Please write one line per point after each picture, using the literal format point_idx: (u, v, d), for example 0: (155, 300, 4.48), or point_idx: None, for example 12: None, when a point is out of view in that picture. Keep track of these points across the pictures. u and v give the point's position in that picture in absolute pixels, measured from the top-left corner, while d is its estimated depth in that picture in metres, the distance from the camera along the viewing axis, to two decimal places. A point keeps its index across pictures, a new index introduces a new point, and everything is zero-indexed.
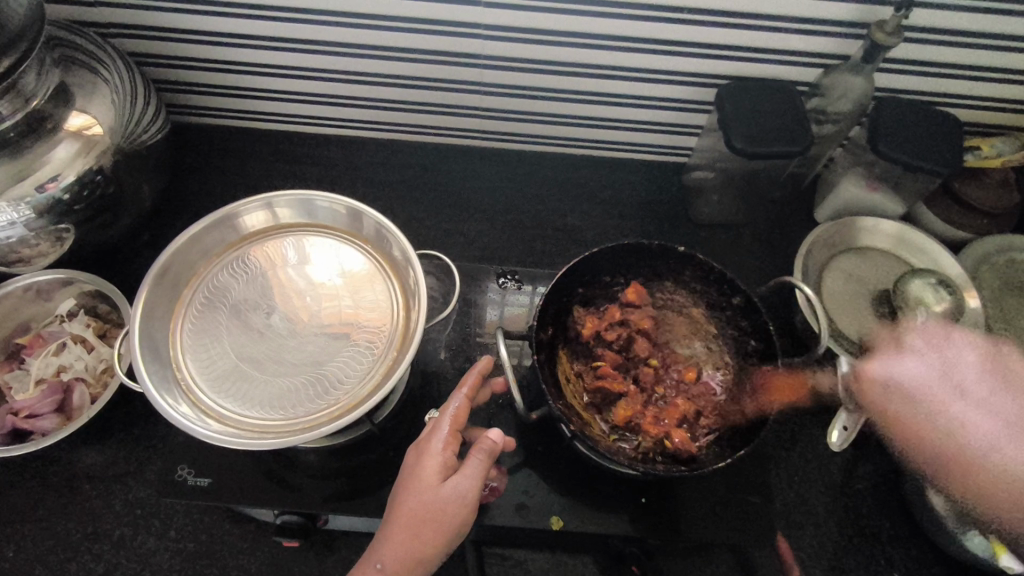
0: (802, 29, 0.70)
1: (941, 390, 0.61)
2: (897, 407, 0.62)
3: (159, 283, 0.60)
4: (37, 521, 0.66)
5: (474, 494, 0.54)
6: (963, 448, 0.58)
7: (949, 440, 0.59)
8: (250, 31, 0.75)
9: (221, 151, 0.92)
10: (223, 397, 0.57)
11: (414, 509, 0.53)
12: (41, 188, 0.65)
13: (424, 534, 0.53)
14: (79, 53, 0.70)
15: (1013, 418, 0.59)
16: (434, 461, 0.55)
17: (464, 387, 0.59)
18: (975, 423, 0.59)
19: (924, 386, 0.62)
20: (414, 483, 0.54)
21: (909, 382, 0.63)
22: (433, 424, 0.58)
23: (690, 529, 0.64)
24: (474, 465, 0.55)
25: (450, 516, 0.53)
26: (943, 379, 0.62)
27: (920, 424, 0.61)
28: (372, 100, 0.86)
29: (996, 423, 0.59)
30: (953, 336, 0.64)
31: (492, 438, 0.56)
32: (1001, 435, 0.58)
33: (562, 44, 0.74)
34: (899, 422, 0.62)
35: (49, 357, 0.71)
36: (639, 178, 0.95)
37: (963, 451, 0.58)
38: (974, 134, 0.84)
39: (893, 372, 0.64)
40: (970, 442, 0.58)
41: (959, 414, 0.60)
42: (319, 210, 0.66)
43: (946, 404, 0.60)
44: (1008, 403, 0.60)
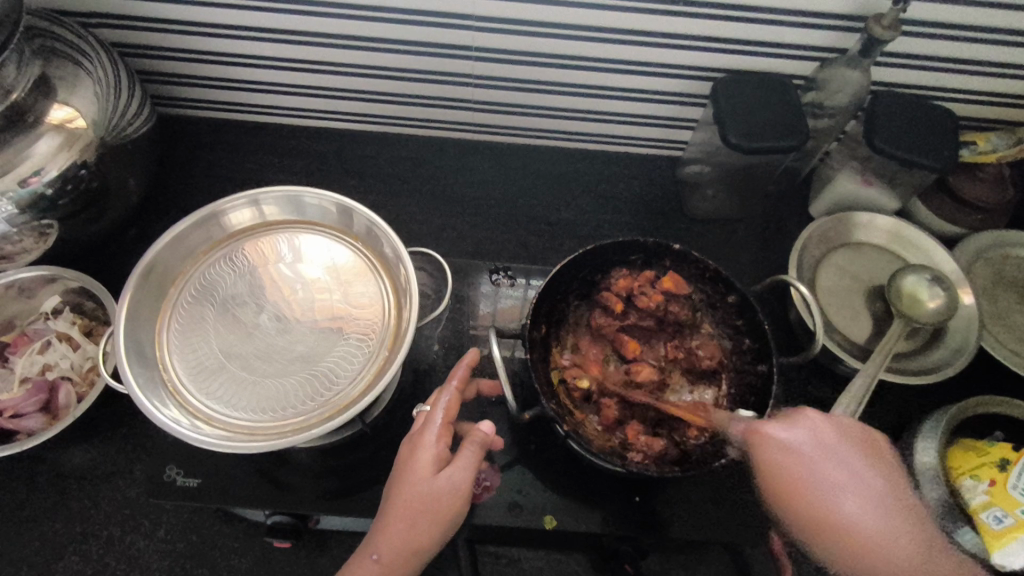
0: (798, 22, 0.69)
1: (841, 478, 0.48)
2: (779, 462, 0.49)
3: (143, 283, 0.59)
4: (23, 521, 0.65)
5: (468, 486, 0.54)
6: (850, 529, 0.46)
7: (835, 515, 0.47)
8: (235, 21, 0.73)
9: (209, 143, 0.91)
10: (212, 398, 0.56)
11: (409, 499, 0.53)
12: (24, 183, 0.63)
13: (420, 524, 0.52)
14: (59, 44, 0.68)
15: (854, 489, 0.48)
16: (428, 452, 0.55)
17: (453, 380, 0.61)
18: (863, 510, 0.47)
19: (822, 447, 0.50)
20: (408, 474, 0.54)
21: (795, 442, 0.50)
22: (425, 417, 0.58)
23: (683, 527, 0.64)
24: (467, 457, 0.55)
25: (445, 506, 0.53)
26: (830, 451, 0.50)
27: (809, 488, 0.48)
28: (363, 92, 0.84)
29: (853, 501, 0.47)
30: (809, 409, 0.53)
31: (483, 430, 0.57)
32: (892, 551, 0.45)
33: (556, 37, 0.72)
34: (801, 496, 0.48)
35: (33, 355, 0.70)
36: (633, 172, 0.94)
37: (859, 535, 0.46)
38: (970, 129, 0.84)
39: (788, 432, 0.51)
40: (863, 525, 0.46)
41: (838, 493, 0.47)
42: (308, 206, 0.65)
43: (812, 466, 0.48)
44: (835, 475, 0.48)
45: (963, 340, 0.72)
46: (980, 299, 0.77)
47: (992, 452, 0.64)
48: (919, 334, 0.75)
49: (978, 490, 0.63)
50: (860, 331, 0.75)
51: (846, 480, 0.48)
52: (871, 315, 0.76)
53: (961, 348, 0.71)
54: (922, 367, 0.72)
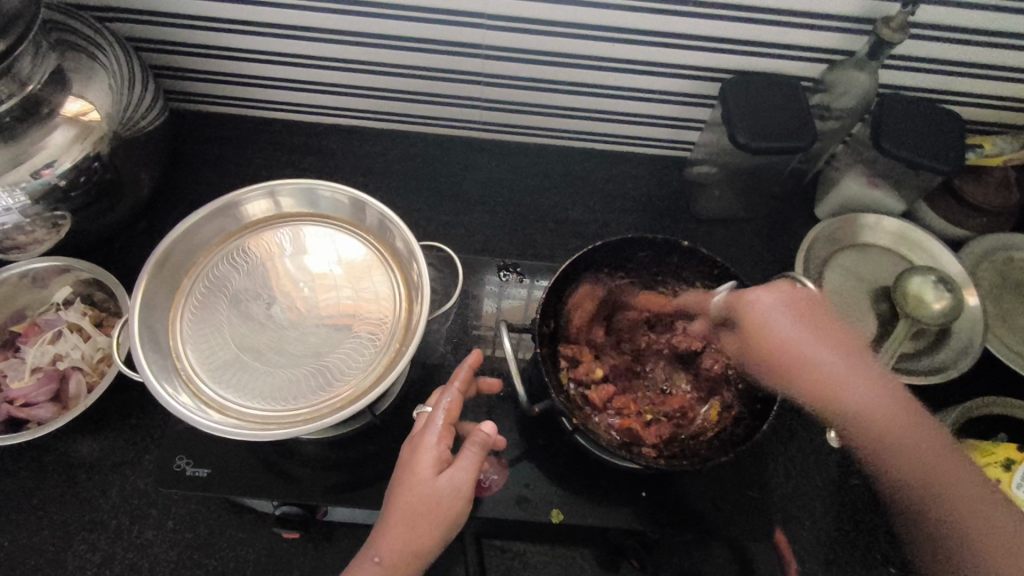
0: (807, 24, 0.70)
1: (813, 334, 0.54)
2: (768, 329, 0.56)
3: (158, 272, 0.60)
4: (33, 510, 0.65)
5: (469, 487, 0.54)
6: (826, 376, 0.53)
7: (823, 380, 0.53)
8: (247, 16, 0.74)
9: (219, 139, 0.91)
10: (225, 387, 0.57)
11: (409, 502, 0.53)
12: (36, 174, 0.64)
13: (421, 526, 0.52)
14: (76, 37, 0.69)
15: (813, 346, 0.54)
16: (429, 455, 0.55)
17: (455, 382, 0.59)
18: (835, 364, 0.53)
19: (806, 313, 0.56)
20: (409, 477, 0.54)
21: (782, 325, 0.55)
22: (428, 419, 0.58)
23: (689, 523, 0.64)
24: (468, 459, 0.55)
25: (446, 508, 0.53)
26: (804, 312, 0.56)
27: (803, 366, 0.54)
28: (371, 89, 0.85)
29: (833, 354, 0.54)
30: (750, 293, 0.58)
31: (485, 431, 0.56)
32: (875, 409, 0.52)
33: (565, 36, 0.73)
34: (790, 369, 0.54)
35: (45, 345, 0.70)
36: (640, 172, 0.94)
37: (827, 383, 0.52)
38: (975, 132, 0.85)
39: (773, 320, 0.56)
40: (831, 376, 0.53)
41: (836, 367, 0.53)
42: (322, 200, 0.65)
43: (786, 328, 0.55)
44: (831, 359, 0.53)
45: (968, 340, 0.72)
46: (984, 301, 0.78)
47: (998, 452, 0.64)
48: (925, 336, 0.75)
49: None
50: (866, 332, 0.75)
51: (823, 334, 0.55)
52: (877, 316, 0.76)
53: (967, 348, 0.72)
54: (929, 367, 0.73)
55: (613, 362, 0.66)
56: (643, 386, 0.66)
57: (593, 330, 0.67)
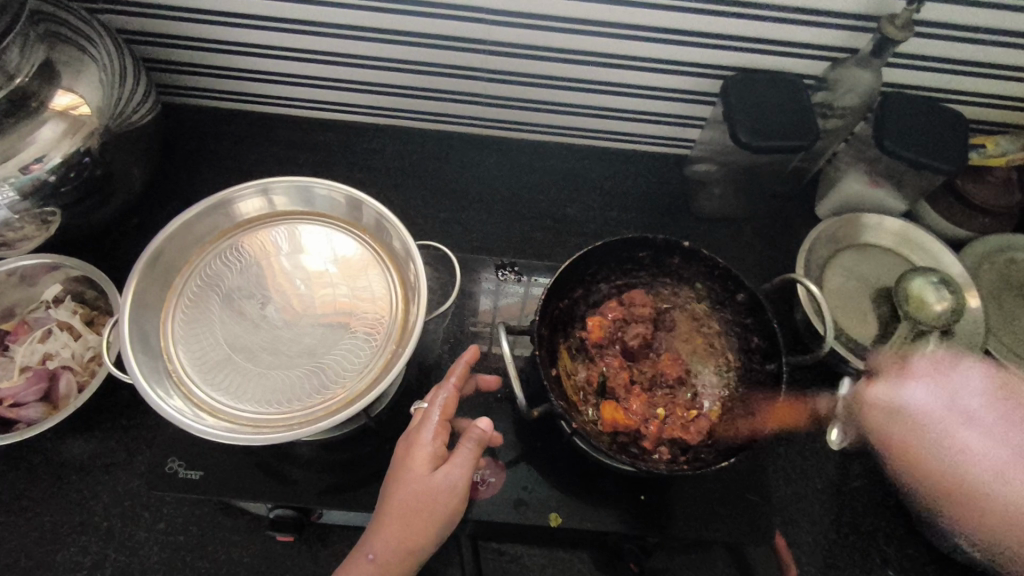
0: (811, 21, 0.69)
1: (948, 420, 0.59)
2: (903, 436, 0.62)
3: (150, 271, 0.58)
4: (22, 513, 0.64)
5: (464, 484, 0.54)
6: (912, 449, 0.61)
7: (937, 468, 0.59)
8: (241, 10, 0.72)
9: (213, 133, 0.90)
10: (216, 389, 0.56)
11: (405, 498, 0.53)
12: (25, 169, 0.63)
13: (417, 523, 0.52)
14: (66, 30, 0.67)
15: (989, 427, 0.58)
16: (423, 449, 0.54)
17: (452, 377, 0.59)
18: (990, 444, 0.57)
19: (958, 412, 0.59)
20: (404, 472, 0.54)
21: (905, 404, 0.62)
22: (423, 414, 0.57)
23: (687, 525, 0.63)
24: (464, 455, 0.54)
25: (441, 504, 0.53)
26: (954, 397, 0.61)
27: (909, 451, 0.62)
28: (369, 84, 0.83)
29: (982, 436, 0.57)
30: (912, 368, 0.65)
31: (481, 426, 0.55)
32: (936, 461, 0.59)
33: (566, 32, 0.72)
34: (910, 455, 0.62)
35: (34, 344, 0.69)
36: (640, 169, 0.93)
37: (965, 481, 0.57)
38: (978, 131, 0.84)
39: (892, 413, 0.63)
40: (969, 465, 0.57)
41: (966, 445, 0.58)
42: (317, 197, 0.64)
43: (921, 430, 0.61)
44: (947, 427, 0.59)
45: (969, 342, 0.72)
46: (985, 301, 0.77)
47: None
48: None
49: None
50: (867, 332, 0.74)
51: (946, 429, 0.59)
52: (878, 317, 0.75)
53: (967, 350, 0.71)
54: None
55: (610, 364, 0.65)
56: (642, 383, 0.65)
57: (591, 328, 0.66)
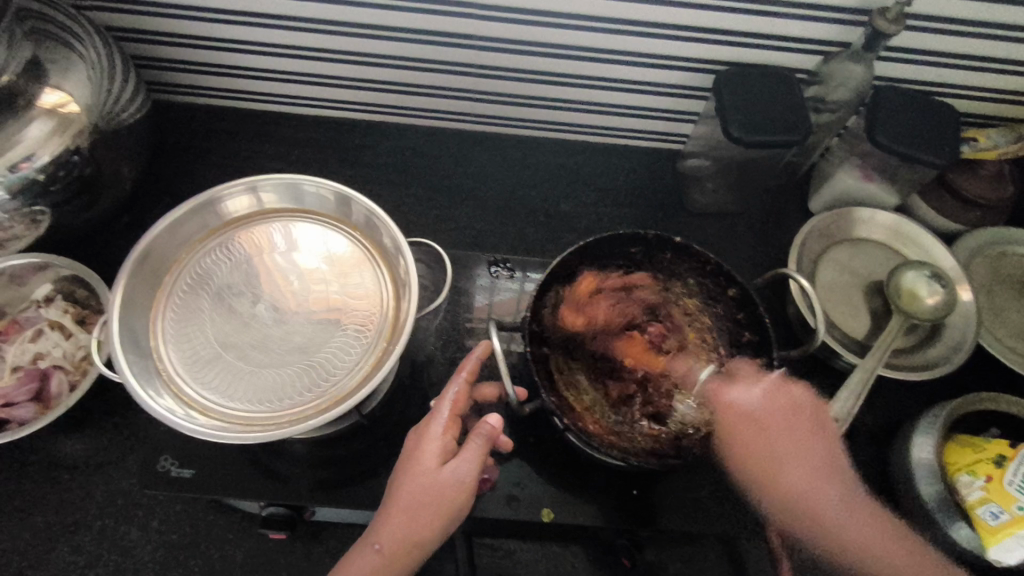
0: (803, 15, 0.68)
1: (783, 450, 0.59)
2: (739, 438, 0.59)
3: (139, 270, 0.58)
4: (14, 512, 0.64)
5: (472, 480, 0.53)
6: (763, 462, 0.59)
7: (781, 481, 0.58)
8: (230, 6, 0.72)
9: (204, 131, 0.90)
10: (207, 388, 0.56)
11: (411, 492, 0.52)
12: (14, 168, 0.62)
13: (423, 517, 0.52)
14: (52, 26, 0.66)
15: (793, 462, 0.59)
16: (433, 445, 0.54)
17: (463, 372, 0.59)
18: (805, 479, 0.58)
19: (785, 415, 0.60)
20: (413, 466, 0.54)
21: (749, 407, 0.59)
22: (433, 410, 0.58)
23: (679, 520, 0.63)
24: (472, 450, 0.54)
25: (448, 499, 0.52)
26: (795, 413, 0.61)
27: (764, 459, 0.59)
28: (359, 80, 0.83)
29: (805, 463, 0.59)
30: (763, 374, 0.61)
31: (491, 423, 0.55)
32: (798, 482, 0.58)
33: (558, 27, 0.71)
34: (752, 458, 0.59)
35: (26, 344, 0.68)
36: (633, 165, 0.93)
37: (810, 510, 0.57)
38: (971, 125, 0.84)
39: (776, 453, 0.59)
40: (796, 491, 0.58)
41: (781, 464, 0.58)
42: (307, 195, 0.64)
43: (770, 438, 0.59)
44: (787, 447, 0.59)
45: (959, 336, 0.72)
46: (978, 295, 0.78)
47: (988, 448, 0.65)
48: (918, 331, 0.75)
49: (974, 486, 0.63)
50: (860, 327, 0.75)
51: (795, 437, 0.60)
52: (870, 311, 0.76)
53: (958, 344, 0.72)
54: (920, 363, 0.73)
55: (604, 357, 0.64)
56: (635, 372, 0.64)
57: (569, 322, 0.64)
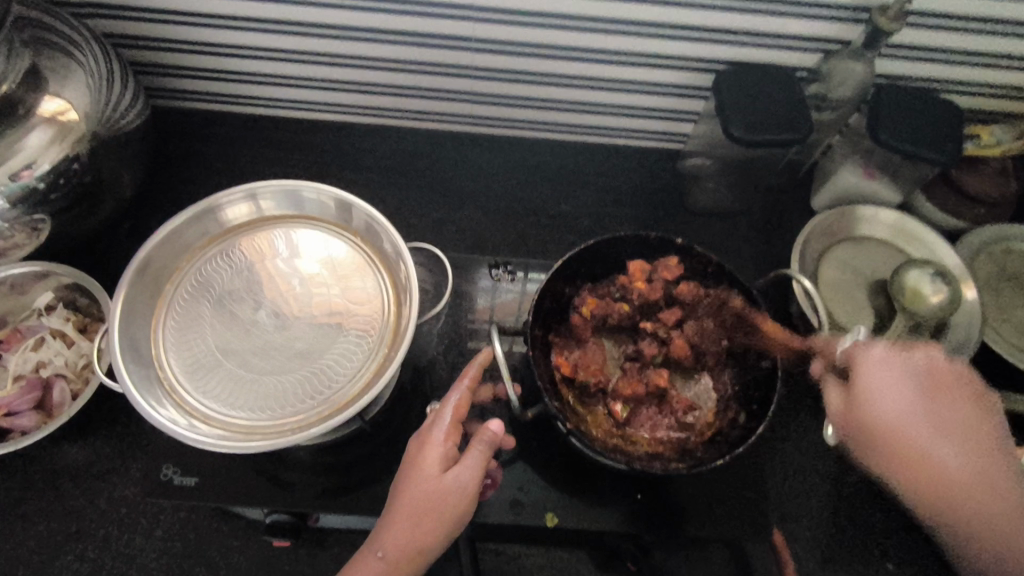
0: (802, 13, 0.68)
1: (933, 422, 0.50)
2: (884, 400, 0.51)
3: (139, 279, 0.58)
4: (17, 521, 0.64)
5: (473, 487, 0.53)
6: (910, 446, 0.50)
7: (923, 461, 0.49)
8: (228, 11, 0.72)
9: (203, 136, 0.89)
10: (208, 396, 0.56)
11: (415, 499, 0.52)
12: (16, 177, 0.62)
13: (426, 523, 0.52)
14: (52, 34, 0.66)
15: (906, 415, 0.51)
16: (435, 451, 0.54)
17: (465, 378, 0.58)
18: (957, 456, 0.49)
19: (930, 389, 0.52)
20: (415, 473, 0.53)
21: (877, 363, 0.53)
22: (434, 415, 0.57)
23: (685, 524, 0.63)
24: (474, 457, 0.54)
25: (450, 506, 0.52)
26: (933, 387, 0.52)
27: (903, 438, 0.50)
28: (356, 83, 0.83)
29: (924, 417, 0.50)
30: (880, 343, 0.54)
31: (492, 429, 0.55)
32: (960, 455, 0.49)
33: (557, 28, 0.71)
34: (892, 427, 0.51)
35: (27, 352, 0.68)
36: (633, 165, 0.93)
37: (947, 476, 0.49)
38: (973, 121, 0.83)
39: (876, 396, 0.52)
40: (953, 470, 0.49)
41: (931, 440, 0.50)
42: (306, 201, 0.64)
43: (875, 393, 0.52)
44: (945, 417, 0.51)
45: (964, 335, 0.72)
46: (981, 292, 0.77)
47: None
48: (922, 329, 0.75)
49: None
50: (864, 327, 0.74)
51: (953, 417, 0.51)
52: (874, 310, 0.75)
53: (962, 343, 0.72)
54: None
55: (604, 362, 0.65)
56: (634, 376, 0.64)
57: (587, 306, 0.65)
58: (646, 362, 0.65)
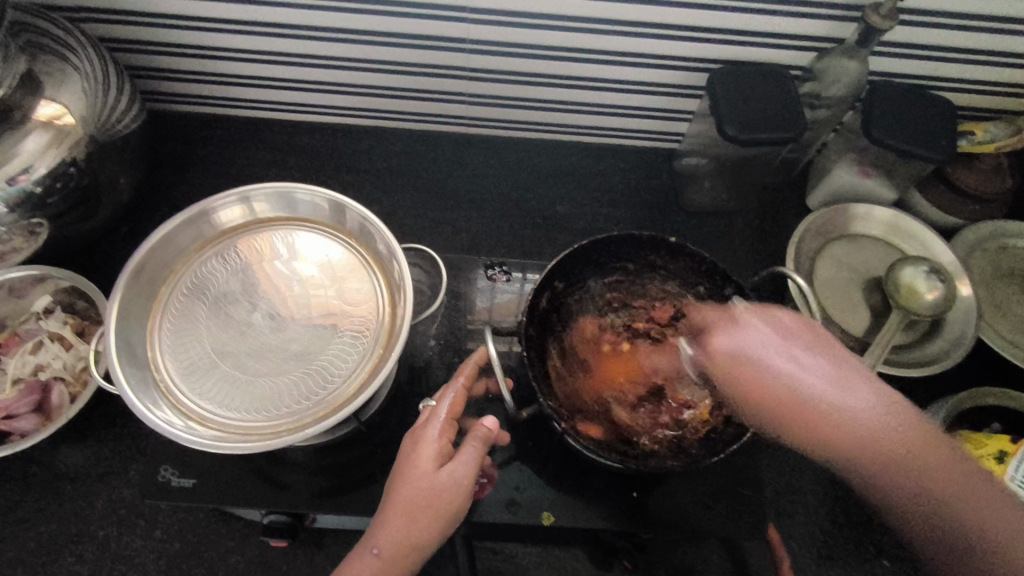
0: (794, 12, 0.68)
1: (803, 369, 0.50)
2: (749, 371, 0.51)
3: (135, 282, 0.58)
4: (17, 523, 0.64)
5: (469, 481, 0.53)
6: (800, 402, 0.49)
7: (800, 406, 0.49)
8: (224, 15, 0.72)
9: (200, 139, 0.90)
10: (204, 397, 0.56)
11: (410, 496, 0.52)
12: (13, 181, 0.63)
13: (421, 520, 0.52)
14: (47, 39, 0.67)
15: (775, 362, 0.50)
16: (429, 448, 0.54)
17: (461, 376, 0.59)
18: (838, 395, 0.49)
19: (795, 340, 0.52)
20: (409, 470, 0.54)
21: (746, 341, 0.53)
22: (429, 412, 0.57)
23: (681, 521, 0.63)
24: (469, 453, 0.54)
25: (445, 502, 0.52)
26: (788, 336, 0.52)
27: (784, 396, 0.49)
28: (352, 86, 0.83)
29: (829, 379, 0.49)
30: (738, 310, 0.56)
31: (486, 425, 0.56)
32: (844, 395, 0.49)
33: (551, 29, 0.71)
34: (765, 390, 0.50)
35: (26, 355, 0.68)
36: (629, 165, 0.93)
37: (829, 418, 0.48)
38: (968, 119, 0.83)
39: (750, 355, 0.52)
40: (834, 407, 0.48)
41: (804, 380, 0.49)
42: (301, 203, 0.64)
43: (750, 361, 0.51)
44: (818, 363, 0.50)
45: (960, 330, 0.72)
46: (977, 289, 0.77)
47: (990, 443, 0.64)
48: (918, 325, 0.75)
49: None
50: (859, 325, 0.74)
51: (820, 361, 0.50)
52: (870, 308, 0.75)
53: (958, 339, 0.72)
54: (919, 359, 0.72)
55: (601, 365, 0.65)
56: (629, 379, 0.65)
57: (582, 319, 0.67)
58: (652, 371, 0.65)
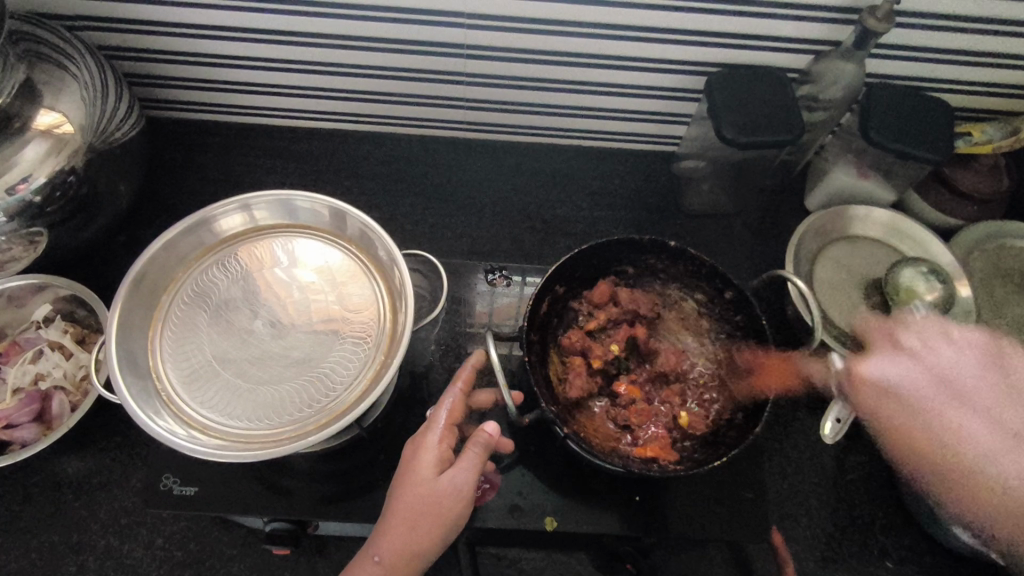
0: (791, 15, 0.68)
1: (927, 390, 0.63)
2: (888, 408, 0.64)
3: (135, 291, 0.58)
4: (17, 533, 0.64)
5: (470, 488, 0.53)
6: (920, 438, 0.62)
7: (923, 440, 0.62)
8: (224, 22, 0.72)
9: (199, 146, 0.90)
10: (205, 406, 0.56)
11: (411, 502, 0.52)
12: (13, 190, 0.63)
13: (422, 526, 0.52)
14: (44, 47, 0.67)
15: (917, 392, 0.63)
16: (430, 454, 0.54)
17: (459, 381, 0.59)
18: (976, 428, 0.60)
19: (940, 379, 0.63)
20: (409, 477, 0.53)
21: (893, 379, 0.64)
22: (429, 418, 0.57)
23: (685, 525, 0.63)
24: (470, 459, 0.54)
25: (446, 508, 0.52)
26: (935, 377, 0.63)
27: (901, 410, 0.63)
28: (351, 91, 0.83)
29: (937, 395, 0.62)
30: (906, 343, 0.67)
31: (488, 431, 0.55)
32: (955, 422, 0.61)
33: (549, 33, 0.71)
34: (888, 414, 0.64)
35: (26, 364, 0.68)
36: (628, 168, 0.93)
37: (946, 448, 0.60)
38: (965, 119, 0.84)
39: (882, 372, 0.65)
40: (944, 439, 0.61)
41: (942, 412, 0.62)
42: (300, 210, 0.64)
43: (915, 399, 0.63)
44: (917, 397, 0.63)
45: (960, 332, 0.72)
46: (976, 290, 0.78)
47: None
48: None
49: None
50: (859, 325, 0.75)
51: (966, 403, 0.62)
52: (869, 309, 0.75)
53: None
54: None
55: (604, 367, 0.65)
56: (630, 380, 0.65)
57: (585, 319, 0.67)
58: (653, 368, 0.66)
